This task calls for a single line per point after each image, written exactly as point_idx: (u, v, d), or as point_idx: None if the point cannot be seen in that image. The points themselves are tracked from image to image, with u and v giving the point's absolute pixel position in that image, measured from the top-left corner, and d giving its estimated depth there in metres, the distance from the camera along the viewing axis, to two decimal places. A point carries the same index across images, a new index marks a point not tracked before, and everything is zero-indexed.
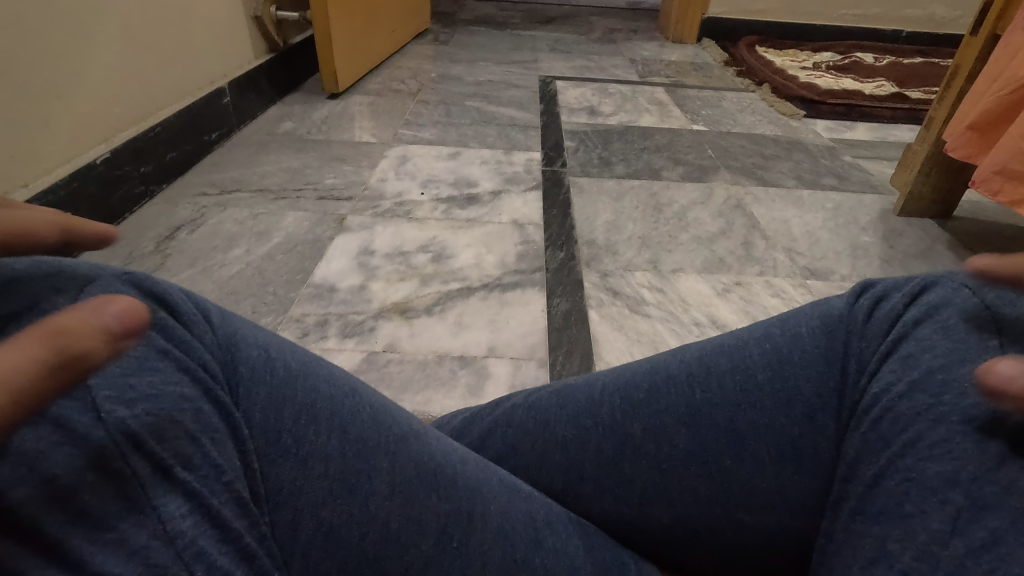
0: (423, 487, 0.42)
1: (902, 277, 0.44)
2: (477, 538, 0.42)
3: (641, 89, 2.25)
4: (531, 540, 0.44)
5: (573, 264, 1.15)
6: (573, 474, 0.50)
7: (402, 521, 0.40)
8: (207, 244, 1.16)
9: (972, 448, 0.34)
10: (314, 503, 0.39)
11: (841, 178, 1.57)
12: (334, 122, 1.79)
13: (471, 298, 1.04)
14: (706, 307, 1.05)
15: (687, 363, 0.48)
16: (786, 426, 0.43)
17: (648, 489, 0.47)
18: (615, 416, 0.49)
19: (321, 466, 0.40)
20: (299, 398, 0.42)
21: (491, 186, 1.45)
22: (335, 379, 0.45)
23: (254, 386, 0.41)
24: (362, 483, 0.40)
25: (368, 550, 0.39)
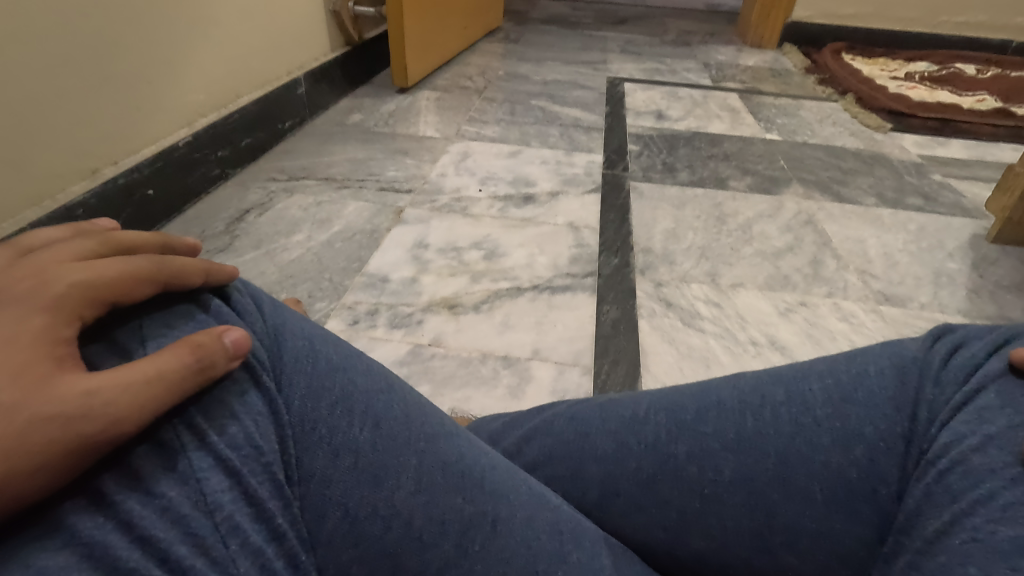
0: (450, 488, 0.41)
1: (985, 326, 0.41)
2: (499, 545, 0.41)
3: (713, 95, 2.17)
4: (554, 553, 0.41)
5: (626, 271, 1.12)
6: (608, 490, 0.47)
7: (425, 520, 0.39)
8: (271, 227, 1.21)
9: None
10: (342, 493, 0.39)
11: (929, 198, 1.46)
12: (401, 116, 1.83)
13: (519, 298, 1.03)
14: (765, 326, 0.99)
15: (740, 391, 0.46)
16: (843, 467, 0.40)
17: (685, 515, 0.44)
18: (658, 436, 0.47)
19: (352, 457, 0.40)
20: (338, 389, 0.42)
21: (549, 186, 1.44)
22: (374, 374, 0.45)
23: (295, 373, 0.42)
24: (390, 478, 0.40)
25: (389, 544, 0.39)
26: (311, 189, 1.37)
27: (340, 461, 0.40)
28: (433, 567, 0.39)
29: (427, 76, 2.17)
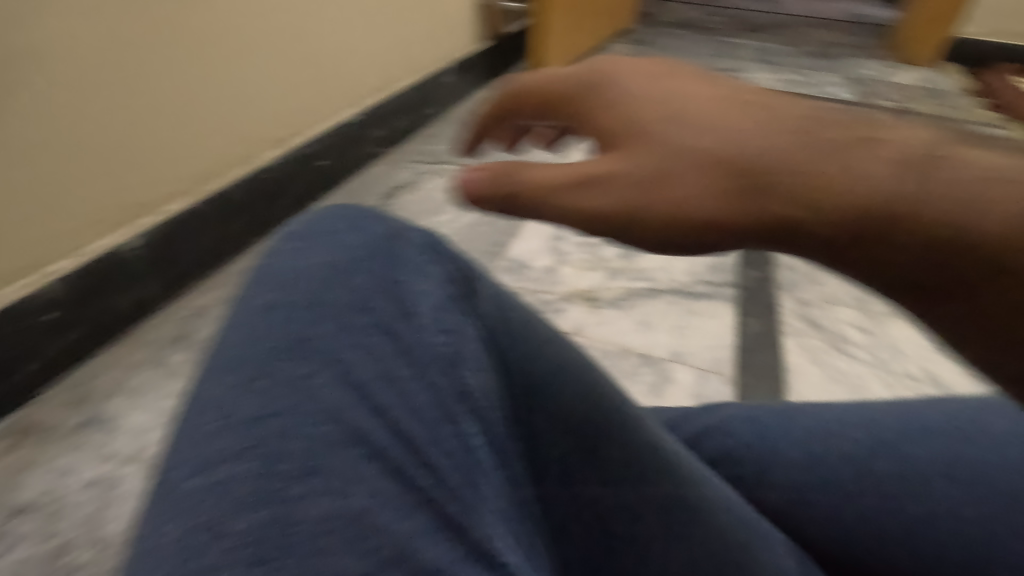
0: (655, 475, 0.42)
1: None
2: (699, 532, 0.43)
3: None
4: (743, 548, 0.43)
5: (768, 285, 1.09)
6: (800, 493, 0.48)
7: (636, 497, 0.42)
8: (421, 207, 1.29)
9: None
10: (559, 462, 0.42)
11: None
12: None
13: (657, 300, 1.03)
14: (924, 360, 0.94)
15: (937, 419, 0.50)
16: None
17: (879, 533, 0.47)
18: (858, 451, 0.48)
19: (564, 435, 0.42)
20: (545, 368, 0.42)
21: None
22: (576, 351, 0.44)
23: (507, 348, 0.42)
24: (601, 458, 0.42)
25: (605, 511, 0.43)
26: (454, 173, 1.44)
27: (557, 443, 0.42)
28: (643, 538, 0.42)
29: (560, 72, 2.20)
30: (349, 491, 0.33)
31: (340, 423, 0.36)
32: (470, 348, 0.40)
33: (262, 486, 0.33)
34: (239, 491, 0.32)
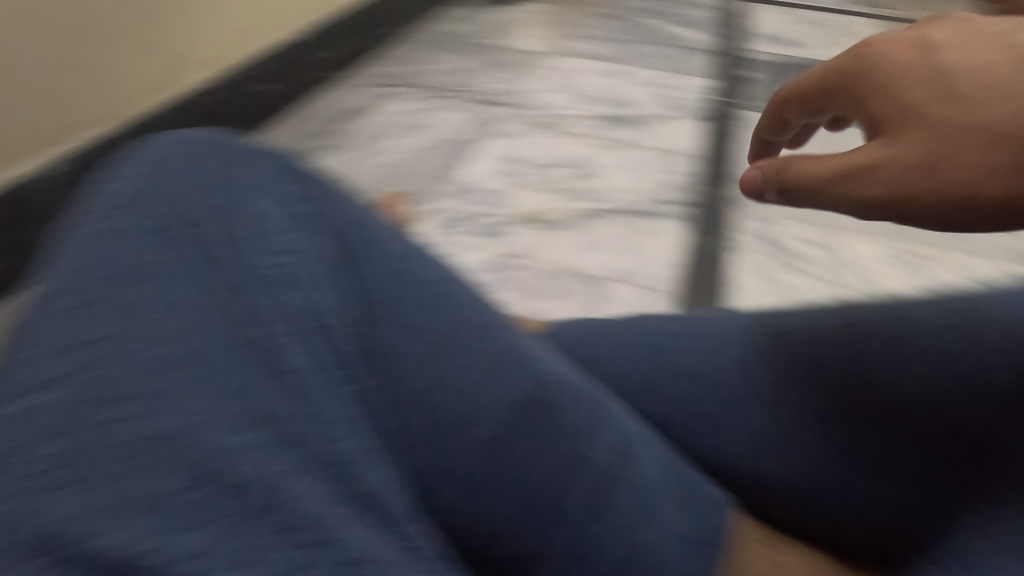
0: (506, 371, 0.41)
1: None
2: (548, 427, 0.41)
3: (850, 17, 1.88)
4: (597, 440, 0.42)
5: (723, 201, 1.06)
6: (687, 410, 0.50)
7: (480, 398, 0.41)
8: (368, 131, 1.24)
9: None
10: (408, 371, 0.40)
11: None
12: (500, 25, 1.75)
13: (607, 219, 1.01)
14: (871, 273, 0.92)
15: (819, 329, 0.52)
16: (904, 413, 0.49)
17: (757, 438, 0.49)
18: (743, 363, 0.52)
19: (417, 337, 0.41)
20: (407, 275, 0.43)
21: (649, 109, 1.35)
22: (441, 266, 0.45)
23: (370, 258, 0.42)
24: (454, 356, 0.41)
25: (449, 416, 0.40)
26: (406, 96, 1.38)
27: (405, 354, 0.41)
28: (488, 439, 0.40)
29: None
30: (292, 424, 0.36)
31: (324, 333, 0.39)
32: (454, 295, 0.43)
33: (268, 363, 0.37)
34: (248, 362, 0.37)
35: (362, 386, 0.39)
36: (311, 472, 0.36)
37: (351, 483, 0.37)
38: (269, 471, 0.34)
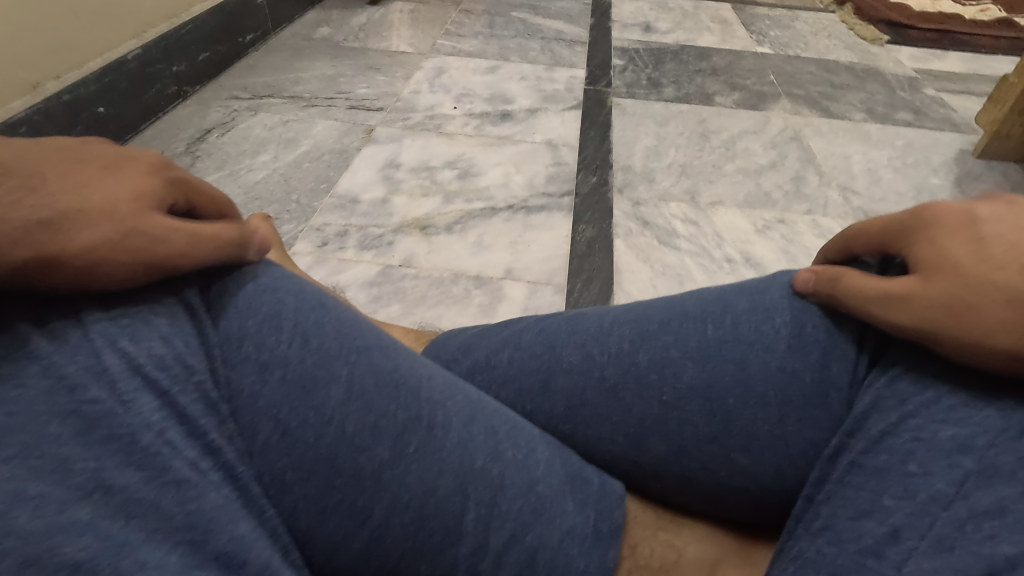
0: (383, 392, 0.39)
1: None
2: (436, 445, 0.38)
3: (706, 4, 2.01)
4: (489, 450, 0.40)
5: (604, 190, 1.09)
6: (574, 400, 0.48)
7: (359, 425, 0.37)
8: (235, 148, 1.16)
9: (992, 417, 0.34)
10: (272, 405, 0.37)
11: (917, 113, 1.42)
12: (372, 28, 1.70)
13: (493, 219, 1.01)
14: (742, 244, 0.99)
15: (705, 302, 0.48)
16: (796, 370, 0.43)
17: (647, 421, 0.46)
18: (622, 347, 0.48)
19: (280, 370, 0.38)
20: (265, 308, 0.39)
21: (528, 103, 1.36)
22: (306, 293, 0.42)
23: (223, 297, 0.39)
24: (321, 388, 0.38)
25: (323, 451, 0.37)
26: (276, 108, 1.30)
27: (265, 390, 0.37)
28: (369, 470, 0.37)
29: None
30: (127, 478, 0.30)
31: (189, 376, 0.35)
32: (324, 317, 0.41)
33: (106, 376, 0.32)
34: (79, 366, 0.31)
35: (224, 407, 0.36)
36: (156, 468, 0.31)
37: (200, 485, 0.32)
38: (103, 466, 0.30)
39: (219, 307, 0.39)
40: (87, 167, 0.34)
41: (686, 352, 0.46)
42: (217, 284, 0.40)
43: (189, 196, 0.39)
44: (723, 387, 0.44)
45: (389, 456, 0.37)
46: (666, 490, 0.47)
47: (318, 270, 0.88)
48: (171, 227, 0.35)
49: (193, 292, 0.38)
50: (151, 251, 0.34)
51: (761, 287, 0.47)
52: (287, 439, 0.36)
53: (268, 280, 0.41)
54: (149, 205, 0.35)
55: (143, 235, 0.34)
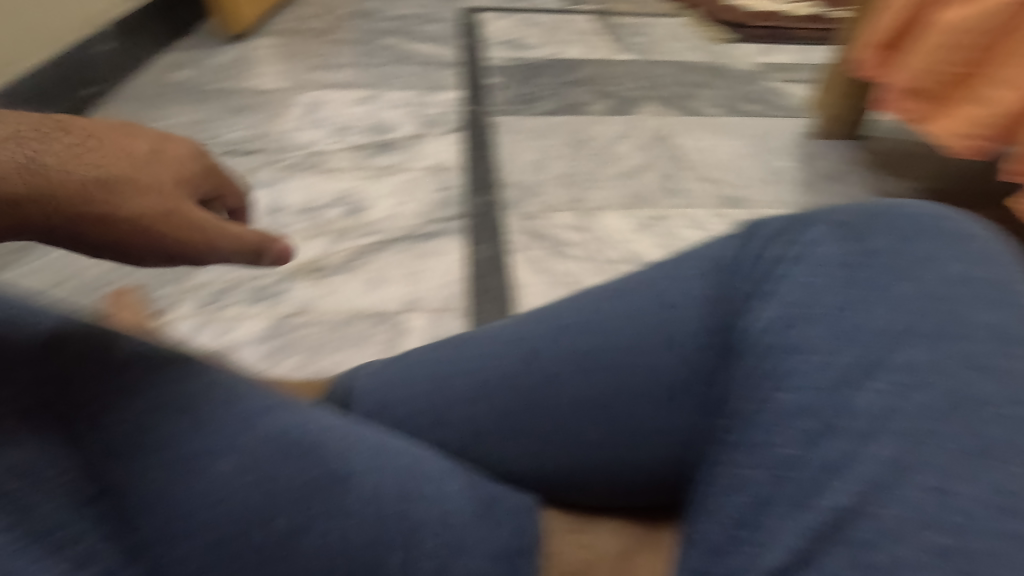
0: (274, 455, 0.35)
1: (785, 219, 0.48)
2: (340, 501, 0.35)
3: (569, 18, 2.12)
4: (398, 495, 0.37)
5: (494, 208, 1.12)
6: (472, 428, 0.49)
7: (248, 498, 0.33)
8: None
9: (818, 377, 0.38)
10: (147, 495, 0.33)
11: (764, 104, 1.58)
12: (238, 67, 1.63)
13: (387, 251, 1.00)
14: (627, 244, 1.05)
15: (584, 309, 0.50)
16: (668, 365, 0.46)
17: (543, 435, 0.48)
18: (513, 368, 0.49)
19: (156, 455, 0.34)
20: (136, 387, 0.37)
21: (410, 130, 1.37)
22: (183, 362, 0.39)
23: (87, 385, 0.36)
24: (202, 464, 0.34)
25: (211, 537, 0.32)
26: None
27: (139, 481, 0.33)
28: (267, 546, 0.33)
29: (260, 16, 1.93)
30: None
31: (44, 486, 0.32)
32: (202, 386, 0.37)
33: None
34: None
35: (97, 507, 0.32)
36: None
37: None
38: None
39: (82, 398, 0.36)
40: (131, 149, 0.42)
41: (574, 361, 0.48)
42: (85, 365, 0.37)
43: (218, 186, 0.47)
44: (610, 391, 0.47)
45: (290, 526, 0.33)
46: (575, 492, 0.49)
47: (205, 333, 0.83)
48: (205, 216, 0.42)
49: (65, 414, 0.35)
50: (180, 225, 0.41)
51: (633, 285, 0.49)
52: (178, 534, 0.32)
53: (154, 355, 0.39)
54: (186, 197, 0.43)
55: (183, 214, 0.42)
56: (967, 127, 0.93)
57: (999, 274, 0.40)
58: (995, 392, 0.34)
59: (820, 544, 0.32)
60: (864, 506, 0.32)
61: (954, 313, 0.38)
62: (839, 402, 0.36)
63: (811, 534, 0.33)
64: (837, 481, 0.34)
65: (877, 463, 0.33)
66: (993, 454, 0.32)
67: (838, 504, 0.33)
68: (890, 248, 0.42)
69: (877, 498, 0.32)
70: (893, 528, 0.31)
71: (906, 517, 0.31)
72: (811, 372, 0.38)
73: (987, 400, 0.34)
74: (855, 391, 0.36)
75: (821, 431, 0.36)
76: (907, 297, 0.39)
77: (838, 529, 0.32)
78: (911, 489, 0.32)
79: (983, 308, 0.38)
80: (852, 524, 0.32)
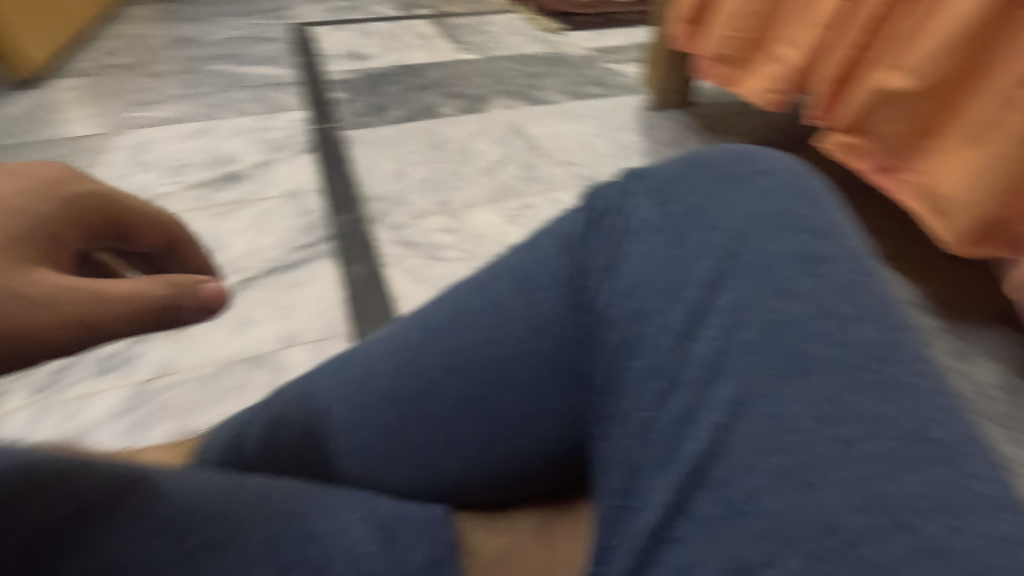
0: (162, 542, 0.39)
1: (628, 188, 0.45)
2: (255, 539, 0.41)
3: (407, 24, 2.12)
4: (300, 538, 0.42)
5: (362, 225, 1.09)
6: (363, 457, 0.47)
7: None
8: None
9: (670, 349, 0.37)
10: None
11: (603, 85, 1.66)
12: (35, 117, 1.47)
13: (253, 289, 0.95)
14: (500, 236, 1.07)
15: (447, 311, 0.48)
16: (542, 354, 0.44)
17: (436, 445, 0.46)
18: (389, 385, 0.47)
19: None
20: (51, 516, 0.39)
21: (255, 158, 1.29)
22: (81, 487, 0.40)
23: None
24: None
25: None
26: None
27: None
28: None
29: (57, 58, 1.75)
30: None
31: None
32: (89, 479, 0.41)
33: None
34: None
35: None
36: None
37: None
38: None
39: None
40: None
41: (451, 354, 0.46)
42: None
43: None
44: (500, 369, 0.45)
45: None
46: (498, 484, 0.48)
47: (44, 422, 0.74)
48: None
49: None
50: None
51: (496, 270, 0.49)
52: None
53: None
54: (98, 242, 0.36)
55: None
56: (769, 84, 1.10)
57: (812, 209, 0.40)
58: (808, 314, 0.35)
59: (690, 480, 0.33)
60: (714, 450, 0.33)
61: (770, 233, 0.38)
62: (682, 355, 0.37)
63: (684, 469, 0.33)
64: (692, 430, 0.34)
65: (717, 411, 0.34)
66: (818, 382, 0.33)
67: (693, 453, 0.34)
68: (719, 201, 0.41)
69: (731, 424, 0.33)
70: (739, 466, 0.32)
71: (752, 444, 0.32)
72: (652, 341, 0.38)
73: (813, 307, 0.35)
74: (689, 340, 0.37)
75: (668, 387, 0.36)
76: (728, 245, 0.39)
77: (692, 484, 0.33)
78: (753, 421, 0.33)
79: (778, 237, 0.38)
80: (711, 468, 0.33)
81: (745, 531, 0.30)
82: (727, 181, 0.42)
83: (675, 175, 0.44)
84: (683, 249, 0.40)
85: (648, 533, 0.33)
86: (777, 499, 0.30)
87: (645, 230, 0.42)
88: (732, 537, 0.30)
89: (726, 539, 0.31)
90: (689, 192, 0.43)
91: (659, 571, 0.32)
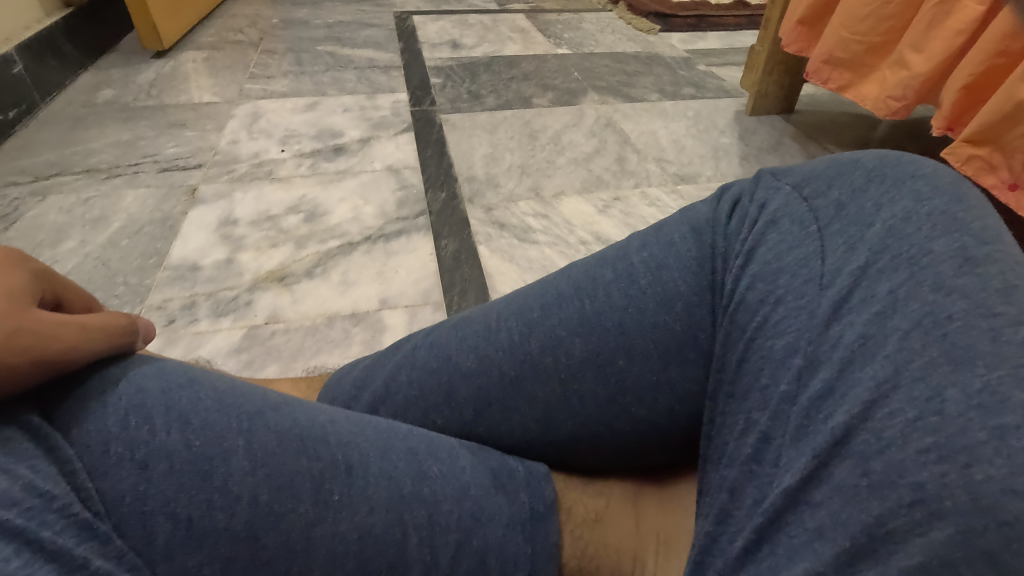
0: (287, 453, 0.38)
1: (765, 178, 0.46)
2: (359, 485, 0.39)
3: (503, 17, 2.15)
4: (415, 472, 0.41)
5: (456, 203, 1.13)
6: (481, 403, 0.50)
7: (271, 491, 0.36)
8: (30, 241, 1.03)
9: (806, 318, 0.37)
10: (162, 501, 0.34)
11: (698, 87, 1.64)
12: (165, 83, 1.60)
13: (353, 253, 1.00)
14: (590, 225, 1.08)
15: (574, 280, 0.50)
16: (669, 323, 0.45)
17: (551, 401, 0.48)
18: (513, 339, 0.50)
19: (164, 463, 0.35)
20: (183, 402, 0.38)
21: (358, 134, 1.35)
22: (217, 386, 0.41)
23: (94, 408, 0.36)
24: (218, 467, 0.36)
25: (263, 502, 0.36)
26: (70, 186, 1.17)
27: (150, 497, 0.34)
28: (296, 534, 0.36)
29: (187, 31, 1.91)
30: None
31: (49, 503, 0.32)
32: (219, 383, 0.41)
33: (6, 497, 0.30)
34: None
35: (102, 525, 0.32)
36: None
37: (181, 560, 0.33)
38: None
39: (77, 414, 0.36)
40: None
41: (579, 318, 0.48)
42: (72, 391, 0.37)
43: None
44: (621, 338, 0.46)
45: (312, 509, 0.37)
46: (608, 450, 0.49)
47: (171, 350, 0.82)
48: None
49: (33, 414, 0.35)
50: None
51: (624, 247, 0.51)
52: (190, 531, 0.34)
53: (128, 377, 0.38)
54: (24, 301, 0.36)
55: None
56: (893, 91, 1.09)
57: (970, 200, 0.37)
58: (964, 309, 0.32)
59: (828, 454, 0.32)
60: (858, 423, 0.32)
61: (916, 220, 0.37)
62: (818, 333, 0.36)
63: (824, 441, 0.33)
64: (830, 406, 0.34)
65: (865, 388, 0.33)
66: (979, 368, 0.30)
67: (831, 427, 0.33)
68: (865, 187, 0.40)
69: (876, 403, 0.32)
70: (885, 441, 0.31)
71: (906, 422, 0.31)
72: (791, 321, 0.37)
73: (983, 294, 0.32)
74: (833, 322, 0.36)
75: (807, 365, 0.36)
76: (868, 238, 0.38)
77: (833, 453, 0.32)
78: (900, 401, 0.31)
79: (933, 235, 0.36)
80: (851, 441, 0.32)
81: (890, 500, 0.30)
82: (880, 183, 0.40)
83: (823, 174, 0.43)
84: (827, 238, 0.39)
85: (784, 494, 0.33)
86: (926, 474, 0.29)
87: (785, 217, 0.42)
88: (875, 504, 0.30)
89: (870, 505, 0.30)
90: (832, 188, 0.42)
91: (790, 533, 0.32)
